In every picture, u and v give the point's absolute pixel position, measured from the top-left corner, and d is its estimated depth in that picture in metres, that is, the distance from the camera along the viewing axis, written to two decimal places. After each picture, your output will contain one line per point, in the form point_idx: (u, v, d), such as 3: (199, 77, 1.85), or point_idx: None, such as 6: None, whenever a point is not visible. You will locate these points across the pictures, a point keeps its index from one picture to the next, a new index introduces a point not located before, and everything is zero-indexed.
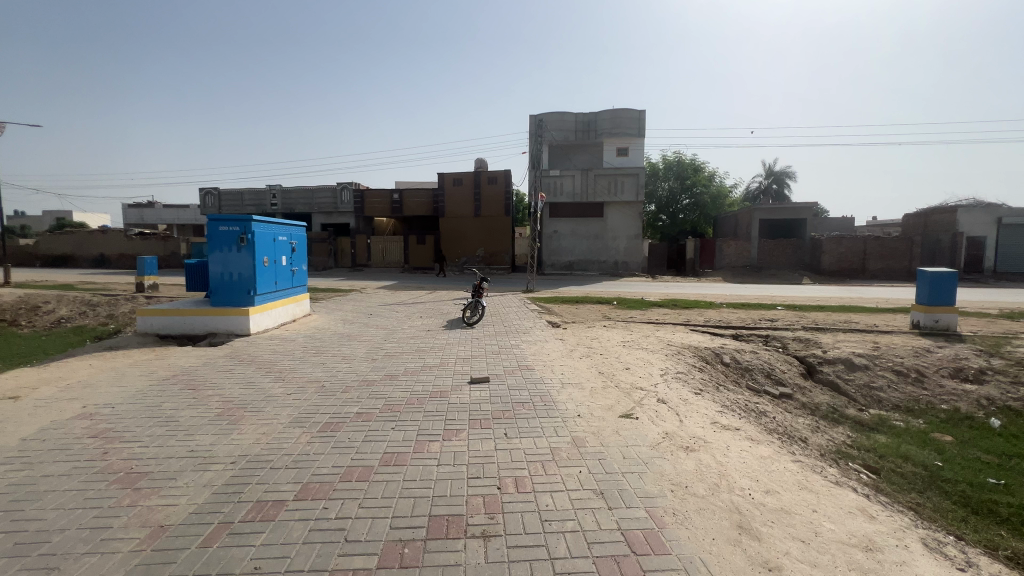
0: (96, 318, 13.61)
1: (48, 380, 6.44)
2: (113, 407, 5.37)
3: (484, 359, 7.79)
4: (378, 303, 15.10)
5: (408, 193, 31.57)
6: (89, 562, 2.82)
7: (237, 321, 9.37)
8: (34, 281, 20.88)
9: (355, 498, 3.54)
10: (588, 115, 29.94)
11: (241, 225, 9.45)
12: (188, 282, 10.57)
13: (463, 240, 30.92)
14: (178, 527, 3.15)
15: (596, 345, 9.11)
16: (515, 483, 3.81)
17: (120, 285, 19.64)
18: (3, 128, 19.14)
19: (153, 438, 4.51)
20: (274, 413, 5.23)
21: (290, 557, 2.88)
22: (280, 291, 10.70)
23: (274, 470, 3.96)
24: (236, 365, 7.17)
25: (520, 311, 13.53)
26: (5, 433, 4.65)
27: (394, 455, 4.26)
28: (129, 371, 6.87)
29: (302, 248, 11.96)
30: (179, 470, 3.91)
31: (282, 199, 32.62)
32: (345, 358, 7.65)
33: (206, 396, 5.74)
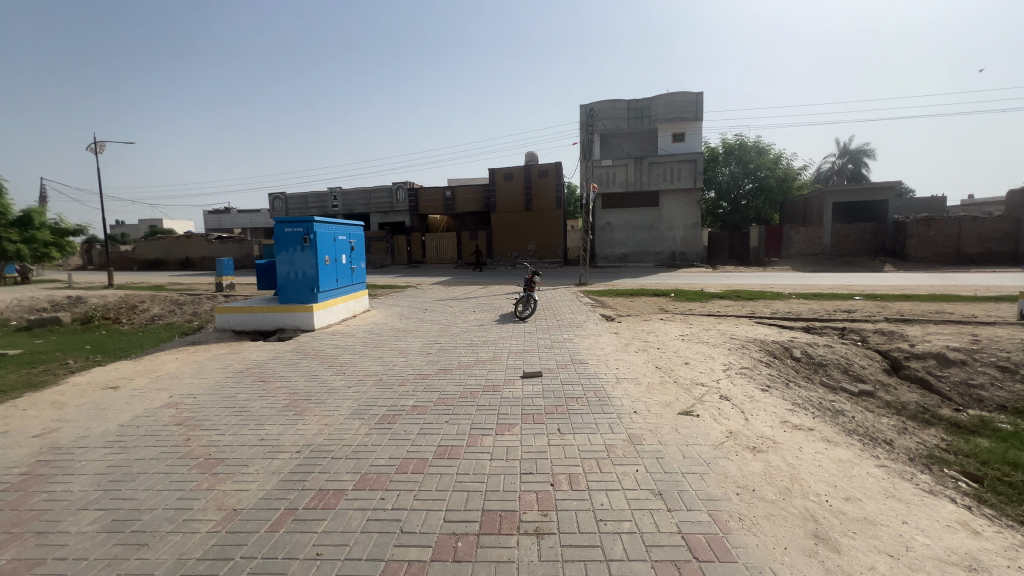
0: (182, 316, 14.93)
1: (142, 372, 7.13)
2: (194, 397, 5.82)
3: (535, 353, 7.73)
4: (432, 299, 15.43)
5: (460, 189, 32.03)
6: (173, 540, 3.05)
7: (302, 318, 9.90)
8: (133, 283, 23.27)
9: (410, 490, 3.60)
10: (641, 100, 28.87)
11: (304, 226, 9.96)
12: (259, 280, 11.30)
13: (515, 235, 30.99)
14: (249, 511, 3.35)
15: (653, 339, 8.80)
16: (569, 479, 3.72)
17: (202, 285, 21.44)
18: (102, 146, 21.35)
19: (228, 426, 4.85)
20: (335, 405, 5.45)
21: (348, 545, 2.97)
22: (340, 288, 11.20)
23: (334, 460, 4.11)
24: (301, 358, 7.58)
25: (573, 305, 13.32)
26: (106, 419, 5.18)
27: (448, 448, 4.31)
28: (209, 364, 7.44)
29: (361, 247, 12.44)
30: (251, 457, 4.16)
31: (342, 200, 34.22)
32: (402, 353, 7.87)
33: (275, 388, 6.10)
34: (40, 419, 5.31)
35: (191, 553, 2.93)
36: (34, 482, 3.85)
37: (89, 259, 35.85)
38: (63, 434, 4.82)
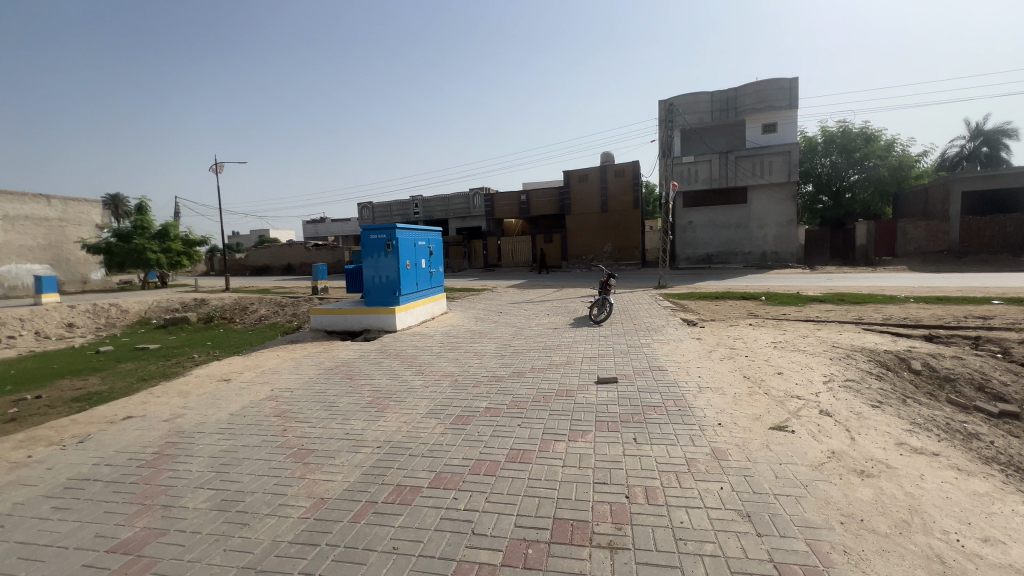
0: (284, 316, 16.49)
1: (249, 367, 7.95)
2: (291, 391, 6.38)
3: (611, 358, 7.51)
4: (507, 302, 15.63)
5: (535, 193, 32.20)
6: (270, 522, 3.33)
7: (386, 319, 10.49)
8: (245, 287, 26.16)
9: (482, 491, 3.63)
10: (726, 91, 27.09)
11: (387, 233, 10.57)
12: (348, 284, 12.16)
13: (591, 236, 30.53)
14: (334, 501, 3.57)
15: (739, 345, 8.19)
16: (646, 493, 3.53)
17: (301, 289, 23.56)
18: (219, 167, 24.19)
19: (319, 420, 5.24)
20: (414, 403, 5.68)
21: (423, 542, 3.05)
22: (420, 291, 11.71)
23: (411, 457, 4.26)
24: (384, 358, 8.01)
25: (651, 308, 12.79)
26: (219, 408, 5.83)
27: (520, 452, 4.29)
28: (304, 361, 8.11)
29: (439, 251, 12.93)
30: (337, 450, 4.45)
31: (423, 207, 35.96)
32: (477, 355, 8.03)
33: (359, 385, 6.50)
34: (169, 406, 6.11)
35: (284, 536, 3.18)
36: (162, 460, 4.42)
37: (211, 265, 41.00)
38: (186, 419, 5.50)
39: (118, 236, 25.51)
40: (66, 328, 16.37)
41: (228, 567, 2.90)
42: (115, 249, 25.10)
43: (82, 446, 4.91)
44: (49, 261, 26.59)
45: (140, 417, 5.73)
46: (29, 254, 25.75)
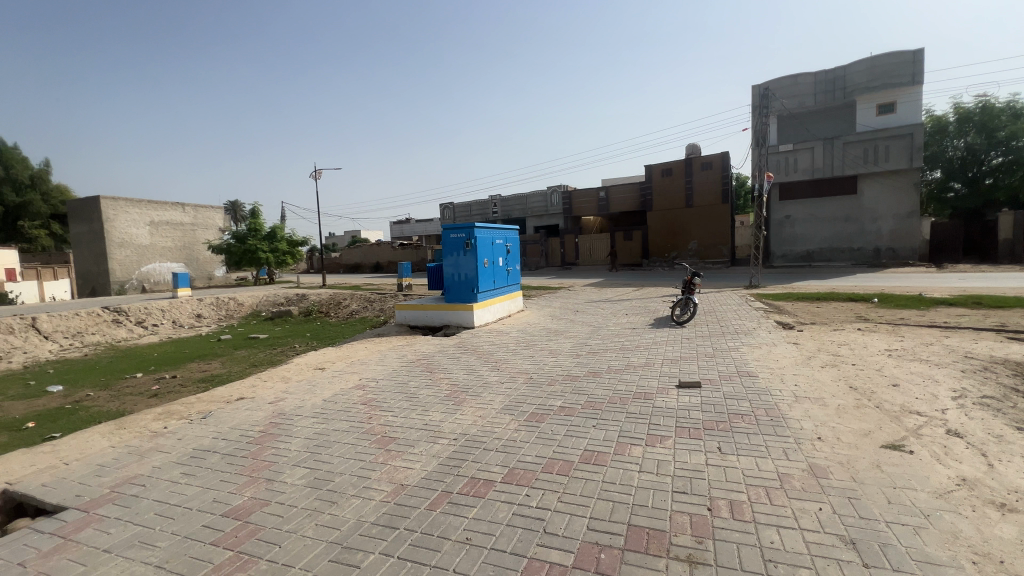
0: (372, 311, 17.65)
1: (341, 357, 8.63)
2: (377, 381, 6.79)
3: (693, 362, 7.10)
4: (584, 300, 15.40)
5: (615, 189, 31.39)
6: (355, 503, 3.57)
7: (464, 316, 10.80)
8: (339, 284, 28.39)
9: (554, 491, 3.60)
10: (832, 70, 24.43)
11: (466, 232, 10.89)
12: (429, 282, 12.71)
13: (674, 233, 29.14)
14: (413, 488, 3.74)
15: (845, 352, 7.34)
16: (731, 507, 3.28)
17: (388, 286, 25.08)
18: (318, 173, 26.42)
19: (401, 409, 5.52)
20: (489, 398, 5.79)
21: (494, 535, 3.09)
22: (497, 289, 11.92)
23: (486, 451, 4.34)
24: (462, 353, 8.26)
25: (740, 310, 11.91)
26: (316, 394, 6.39)
27: (594, 454, 4.20)
28: (389, 353, 8.61)
29: (516, 250, 13.06)
30: (416, 439, 4.66)
31: (501, 207, 36.69)
32: (552, 353, 7.99)
33: (439, 378, 6.77)
34: (275, 389, 6.81)
35: (367, 517, 3.38)
36: (266, 438, 4.91)
37: (311, 264, 45.05)
38: (287, 403, 6.08)
39: (236, 238, 28.91)
40: (195, 318, 18.90)
41: (319, 540, 3.14)
42: (233, 249, 28.45)
43: (205, 421, 5.62)
44: (183, 260, 30.87)
45: (250, 398, 6.44)
46: (168, 254, 30.11)
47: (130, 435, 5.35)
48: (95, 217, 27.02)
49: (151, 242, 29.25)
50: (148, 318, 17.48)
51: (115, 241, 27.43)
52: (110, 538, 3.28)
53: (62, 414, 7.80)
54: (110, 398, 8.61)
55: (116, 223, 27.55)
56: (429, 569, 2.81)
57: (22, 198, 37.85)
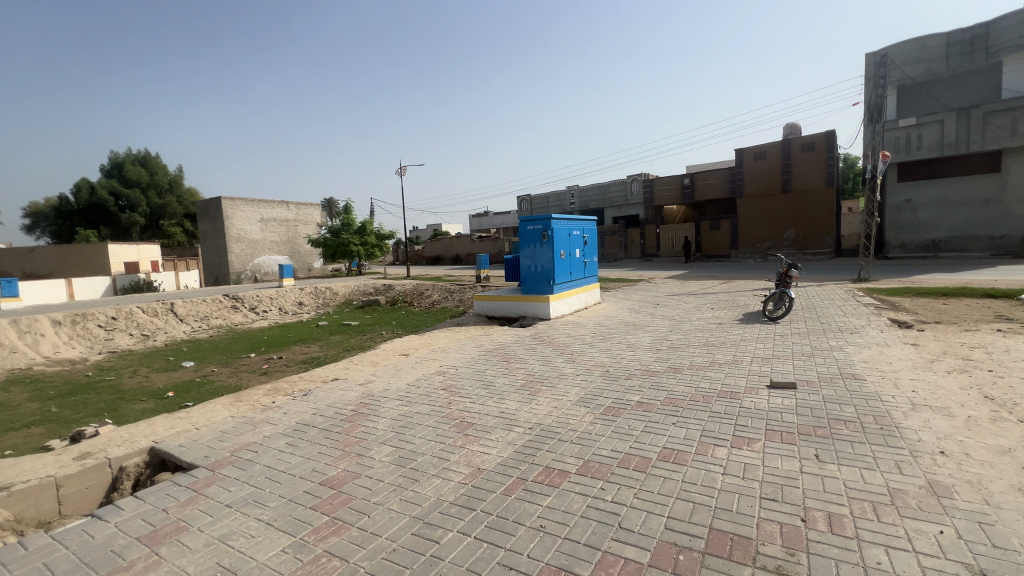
0: (452, 302, 18.35)
1: (423, 345, 9.08)
2: (456, 368, 7.07)
3: (788, 361, 6.53)
4: (666, 293, 14.78)
5: (701, 175, 29.60)
6: (434, 483, 3.75)
7: (540, 307, 10.85)
8: (421, 275, 29.83)
9: (630, 486, 3.52)
10: (971, 28, 20.98)
11: (543, 223, 10.92)
12: (506, 273, 12.92)
13: (769, 221, 26.91)
14: (489, 473, 3.85)
15: (980, 357, 6.35)
16: (829, 520, 3.00)
17: (467, 277, 25.92)
18: (404, 170, 27.83)
19: (478, 396, 5.71)
20: (565, 390, 5.78)
21: (568, 526, 3.10)
22: (574, 281, 11.83)
23: (561, 442, 4.35)
24: (538, 344, 8.32)
25: (846, 305, 10.75)
26: (400, 378, 6.80)
27: (674, 452, 4.04)
28: (467, 342, 8.91)
29: (594, 241, 12.84)
30: (493, 426, 4.79)
31: (579, 197, 36.30)
32: (630, 347, 7.78)
33: (515, 368, 6.89)
34: (365, 372, 7.35)
35: (447, 496, 3.55)
36: (357, 417, 5.33)
37: (397, 256, 47.79)
38: (375, 385, 6.53)
39: (332, 232, 31.45)
40: (298, 305, 20.90)
41: (402, 515, 3.35)
42: (329, 242, 30.95)
43: (306, 398, 6.23)
44: (287, 252, 34.20)
45: (343, 379, 7.02)
46: (275, 247, 33.56)
47: (246, 407, 6.08)
48: (218, 216, 30.78)
49: (261, 237, 32.76)
50: (259, 305, 19.64)
51: (233, 236, 31.07)
52: (230, 495, 3.76)
53: (194, 386, 9.07)
54: (230, 374, 9.85)
55: (234, 220, 31.18)
56: (504, 552, 2.89)
57: (163, 199, 44.04)
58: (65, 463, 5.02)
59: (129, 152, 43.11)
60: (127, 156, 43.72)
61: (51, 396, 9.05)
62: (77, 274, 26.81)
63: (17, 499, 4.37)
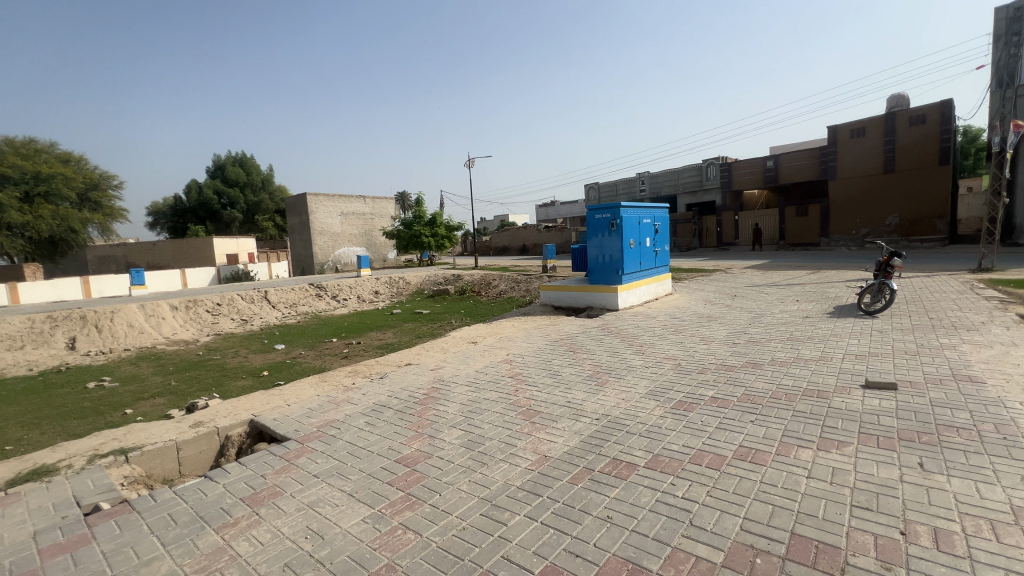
0: (519, 292, 18.51)
1: (492, 333, 9.28)
2: (523, 357, 7.15)
3: (886, 359, 5.91)
4: (745, 284, 13.88)
5: (786, 157, 27.32)
6: (502, 467, 3.84)
7: (608, 298, 10.63)
8: (489, 265, 30.39)
9: (702, 484, 3.39)
10: None
11: (612, 212, 10.69)
12: (573, 263, 12.80)
13: (867, 206, 24.33)
14: (555, 461, 3.88)
15: None
16: (934, 535, 2.69)
17: (533, 267, 26.02)
18: (472, 162, 28.35)
19: (545, 385, 5.75)
20: (633, 382, 5.65)
21: (636, 518, 3.05)
22: (644, 271, 11.48)
23: (628, 434, 4.27)
24: (606, 335, 8.20)
25: (960, 299, 9.49)
26: (469, 364, 7.02)
27: (751, 451, 3.82)
28: (534, 332, 8.97)
29: (665, 229, 12.36)
30: (560, 415, 4.82)
31: (650, 184, 35.03)
32: (704, 340, 7.43)
33: (582, 358, 6.85)
34: (436, 358, 7.67)
35: (514, 481, 3.63)
36: (429, 400, 5.58)
37: (465, 247, 49.01)
38: (445, 371, 6.79)
39: (405, 225, 32.86)
40: (374, 293, 22.12)
41: (471, 495, 3.47)
42: (402, 234, 32.36)
43: (383, 381, 6.64)
44: (365, 244, 36.30)
45: (416, 365, 7.37)
46: (354, 239, 35.74)
47: (331, 387, 6.60)
48: (304, 211, 33.28)
49: (342, 230, 35.01)
50: (340, 293, 21.05)
51: (317, 229, 33.52)
52: (316, 467, 4.10)
53: (286, 367, 9.97)
54: (316, 357, 10.69)
55: (318, 215, 33.59)
56: (570, 539, 2.91)
57: (257, 197, 48.31)
58: (183, 429, 5.76)
59: (229, 155, 47.61)
60: (228, 159, 48.32)
61: (171, 371, 10.37)
62: (190, 265, 30.28)
63: (147, 458, 5.09)
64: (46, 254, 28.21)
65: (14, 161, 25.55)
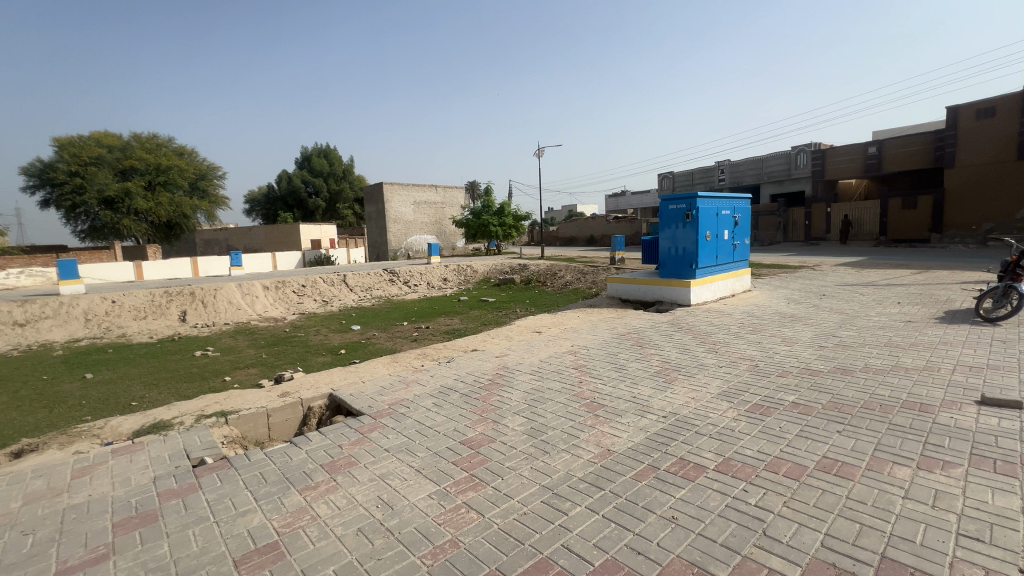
0: (586, 283, 18.27)
1: (556, 323, 9.24)
2: (587, 349, 7.08)
3: (1011, 374, 5.15)
4: (835, 283, 12.72)
5: (892, 142, 24.48)
6: (564, 457, 3.85)
7: (680, 293, 10.20)
8: (555, 255, 30.22)
9: (779, 494, 3.18)
10: None
11: (687, 203, 10.17)
12: (643, 256, 12.40)
13: (992, 197, 21.25)
14: (619, 456, 3.81)
15: None
16: None
17: (600, 258, 25.54)
18: (541, 151, 28.23)
19: (610, 379, 5.66)
20: (704, 381, 5.40)
21: (703, 522, 2.93)
22: (721, 265, 10.88)
23: (697, 435, 4.10)
24: (676, 331, 7.88)
25: None
26: (534, 353, 7.07)
27: (836, 464, 3.52)
28: (600, 324, 8.83)
29: (746, 222, 11.60)
30: (625, 410, 4.71)
31: (730, 173, 33.02)
32: (786, 341, 6.91)
33: (649, 353, 6.66)
34: (501, 345, 7.80)
35: (576, 472, 3.61)
36: (493, 386, 5.71)
37: (532, 237, 49.12)
38: (509, 359, 6.89)
39: (474, 214, 33.50)
40: (443, 280, 22.86)
41: (533, 482, 3.51)
42: (471, 223, 33.01)
43: (450, 364, 6.87)
44: (435, 233, 37.54)
45: (482, 351, 7.55)
46: (425, 227, 37.06)
47: (403, 367, 6.94)
48: (381, 200, 34.99)
49: (414, 218, 36.43)
50: (411, 279, 21.97)
51: (392, 218, 35.16)
52: (388, 442, 4.34)
53: (361, 346, 10.61)
54: (389, 339, 11.27)
55: (393, 203, 35.20)
56: (632, 536, 2.86)
57: (339, 186, 51.45)
58: (273, 397, 6.34)
59: (315, 146, 50.94)
60: (314, 150, 51.73)
61: (262, 345, 11.43)
62: (280, 249, 33.04)
63: (242, 421, 5.66)
64: (164, 237, 32.05)
65: (141, 155, 29.26)
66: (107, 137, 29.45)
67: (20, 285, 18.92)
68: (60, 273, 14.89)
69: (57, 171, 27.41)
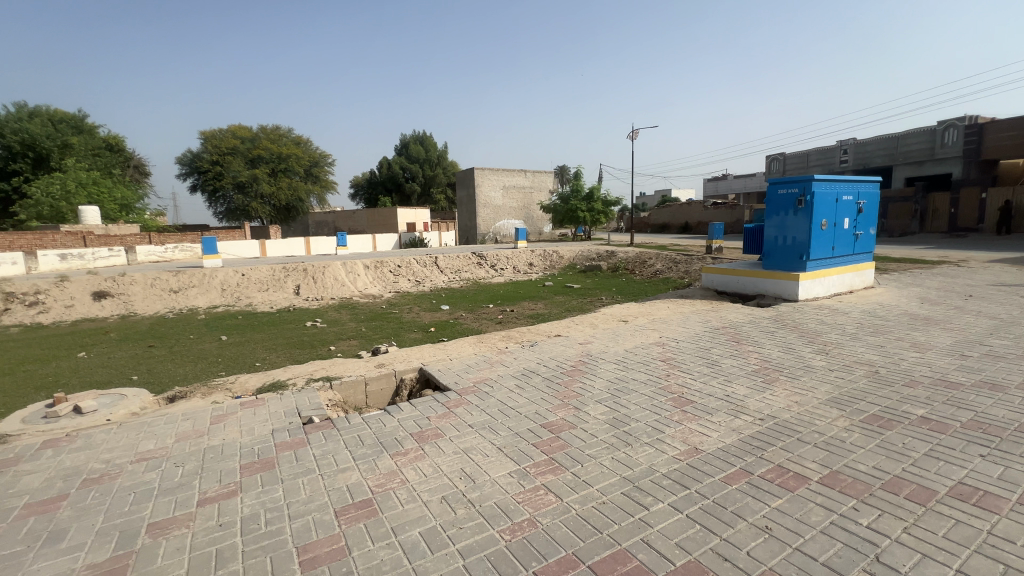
0: (677, 273, 17.37)
1: (643, 313, 8.92)
2: (677, 342, 6.75)
3: None
4: (987, 283, 10.77)
5: None
6: (647, 451, 3.73)
7: (786, 286, 9.31)
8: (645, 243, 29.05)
9: (898, 518, 2.80)
10: None
11: (800, 186, 9.14)
12: (745, 245, 11.49)
13: None
14: (707, 455, 3.61)
15: None
16: None
17: (694, 247, 24.10)
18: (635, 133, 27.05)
19: (701, 374, 5.35)
20: (810, 385, 4.90)
21: (804, 537, 2.68)
22: (838, 257, 9.73)
23: (800, 443, 3.74)
24: (778, 328, 7.22)
25: None
26: (618, 342, 6.91)
27: (977, 493, 3.01)
28: (692, 316, 8.37)
29: (872, 208, 10.22)
30: (715, 408, 4.44)
31: (854, 153, 29.38)
32: (916, 347, 6.02)
33: (747, 350, 6.18)
34: (585, 333, 7.71)
35: (659, 467, 3.48)
36: (576, 372, 5.68)
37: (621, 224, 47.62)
38: (593, 346, 6.79)
39: (563, 198, 33.24)
40: (529, 265, 23.05)
41: (613, 473, 3.45)
42: (560, 208, 32.82)
43: (534, 348, 6.94)
44: (523, 217, 37.91)
45: (566, 337, 7.53)
46: (513, 212, 37.54)
47: (488, 348, 7.15)
48: (472, 185, 36.01)
49: (503, 202, 37.02)
50: (498, 263, 22.46)
51: (481, 202, 36.06)
52: (472, 418, 4.51)
53: (449, 326, 11.11)
54: (475, 320, 11.66)
55: (483, 188, 36.04)
56: (719, 540, 2.70)
57: (434, 172, 53.72)
58: (370, 368, 6.87)
59: (414, 134, 53.64)
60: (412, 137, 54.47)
61: (362, 319, 12.42)
62: (380, 231, 35.50)
63: (344, 387, 6.22)
64: (283, 219, 35.93)
65: (266, 144, 32.93)
66: (241, 130, 33.53)
67: (175, 258, 22.38)
68: (203, 249, 17.30)
69: (203, 161, 31.87)
